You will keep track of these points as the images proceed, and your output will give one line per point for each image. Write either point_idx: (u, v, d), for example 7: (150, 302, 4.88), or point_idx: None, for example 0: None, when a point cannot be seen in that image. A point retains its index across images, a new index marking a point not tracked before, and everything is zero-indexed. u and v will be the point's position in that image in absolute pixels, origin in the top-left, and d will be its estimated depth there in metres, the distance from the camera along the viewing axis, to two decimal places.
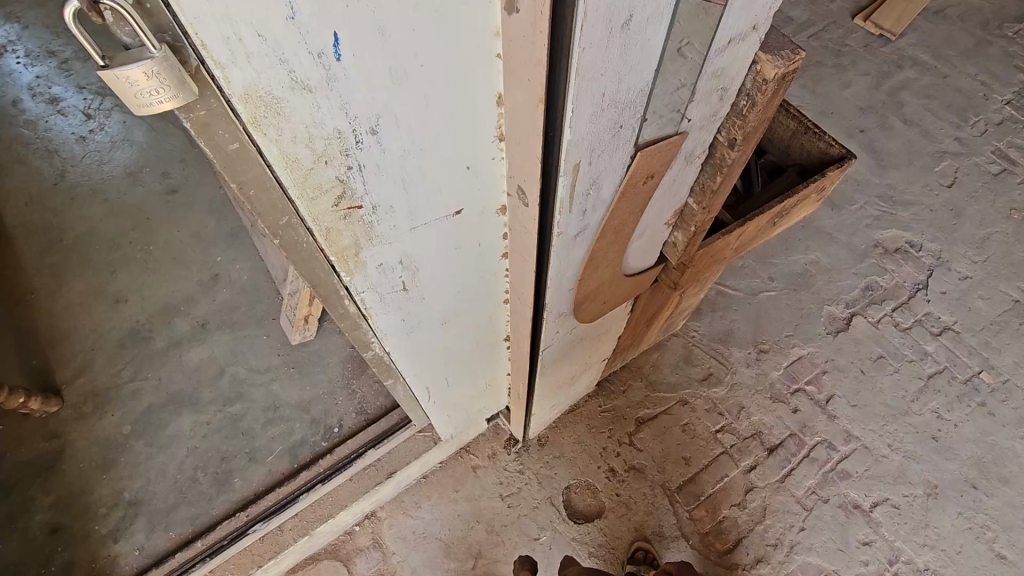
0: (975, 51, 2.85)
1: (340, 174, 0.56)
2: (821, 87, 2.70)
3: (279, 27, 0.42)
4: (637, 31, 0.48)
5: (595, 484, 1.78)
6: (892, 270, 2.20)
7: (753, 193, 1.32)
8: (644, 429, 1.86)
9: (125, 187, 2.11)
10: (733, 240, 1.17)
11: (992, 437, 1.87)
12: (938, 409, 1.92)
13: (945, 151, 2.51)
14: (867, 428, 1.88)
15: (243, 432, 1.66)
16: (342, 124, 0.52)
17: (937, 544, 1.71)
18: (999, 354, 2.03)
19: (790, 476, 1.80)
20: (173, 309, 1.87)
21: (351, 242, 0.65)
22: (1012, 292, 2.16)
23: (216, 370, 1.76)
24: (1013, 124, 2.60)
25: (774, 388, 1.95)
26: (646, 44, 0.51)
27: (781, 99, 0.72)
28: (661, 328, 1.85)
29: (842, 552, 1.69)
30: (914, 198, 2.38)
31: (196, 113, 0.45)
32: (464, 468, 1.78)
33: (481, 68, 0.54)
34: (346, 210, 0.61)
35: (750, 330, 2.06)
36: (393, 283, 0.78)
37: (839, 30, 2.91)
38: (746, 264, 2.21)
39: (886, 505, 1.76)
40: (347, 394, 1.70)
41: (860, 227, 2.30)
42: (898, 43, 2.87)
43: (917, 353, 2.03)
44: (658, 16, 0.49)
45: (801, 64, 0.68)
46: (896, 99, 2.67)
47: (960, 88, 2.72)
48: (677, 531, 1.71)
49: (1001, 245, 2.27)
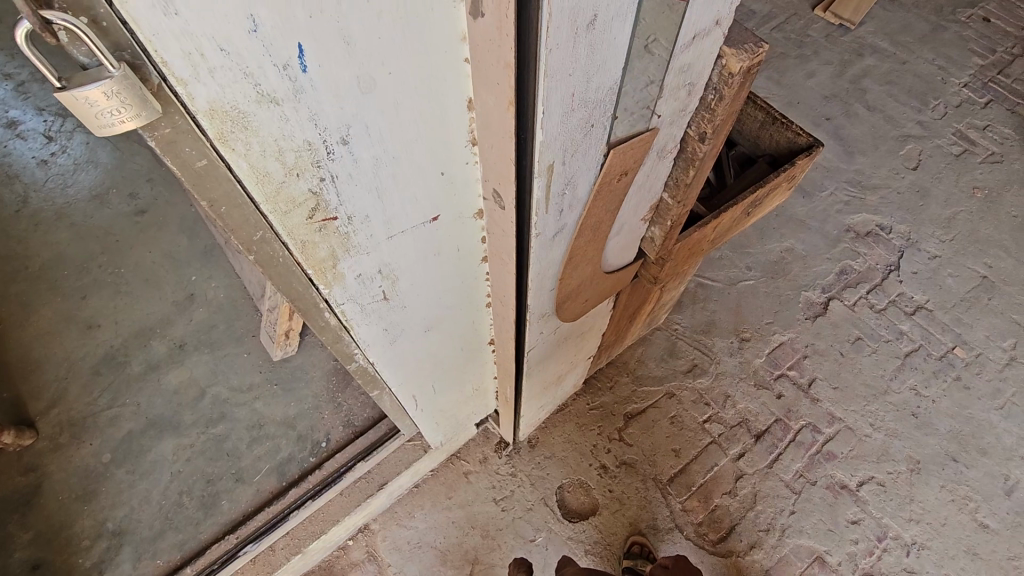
0: (931, 36, 2.93)
1: (313, 186, 0.56)
2: (786, 78, 2.76)
3: (242, 41, 0.42)
4: (602, 30, 0.49)
5: (588, 482, 1.78)
6: (865, 253, 2.26)
7: (726, 184, 1.34)
8: (632, 424, 1.88)
9: (92, 210, 2.06)
10: (709, 232, 1.18)
11: (968, 410, 1.93)
12: (915, 386, 1.97)
13: (909, 135, 2.58)
14: (849, 409, 1.92)
15: (228, 453, 1.62)
16: (312, 136, 0.51)
17: (923, 518, 1.75)
18: (971, 329, 2.09)
19: (778, 461, 1.83)
20: (149, 331, 1.83)
21: (327, 255, 0.65)
22: (980, 268, 2.22)
23: (197, 391, 1.72)
24: (971, 106, 2.68)
25: (758, 375, 1.98)
26: (612, 43, 0.51)
27: (748, 91, 0.73)
28: (644, 323, 1.87)
29: (832, 533, 1.72)
30: (882, 182, 2.44)
31: (161, 131, 0.44)
32: (456, 475, 1.77)
33: (449, 73, 0.54)
34: (321, 222, 0.60)
35: (731, 319, 2.09)
36: (373, 293, 0.77)
37: (800, 22, 2.98)
38: (723, 255, 2.24)
39: (871, 483, 1.80)
40: (333, 407, 1.69)
41: (831, 213, 2.36)
42: (858, 32, 2.95)
43: (893, 333, 2.08)
44: (622, 14, 0.49)
45: (764, 57, 0.69)
46: (858, 86, 2.74)
47: (919, 73, 2.80)
48: (671, 523, 1.73)
49: (966, 223, 2.34)
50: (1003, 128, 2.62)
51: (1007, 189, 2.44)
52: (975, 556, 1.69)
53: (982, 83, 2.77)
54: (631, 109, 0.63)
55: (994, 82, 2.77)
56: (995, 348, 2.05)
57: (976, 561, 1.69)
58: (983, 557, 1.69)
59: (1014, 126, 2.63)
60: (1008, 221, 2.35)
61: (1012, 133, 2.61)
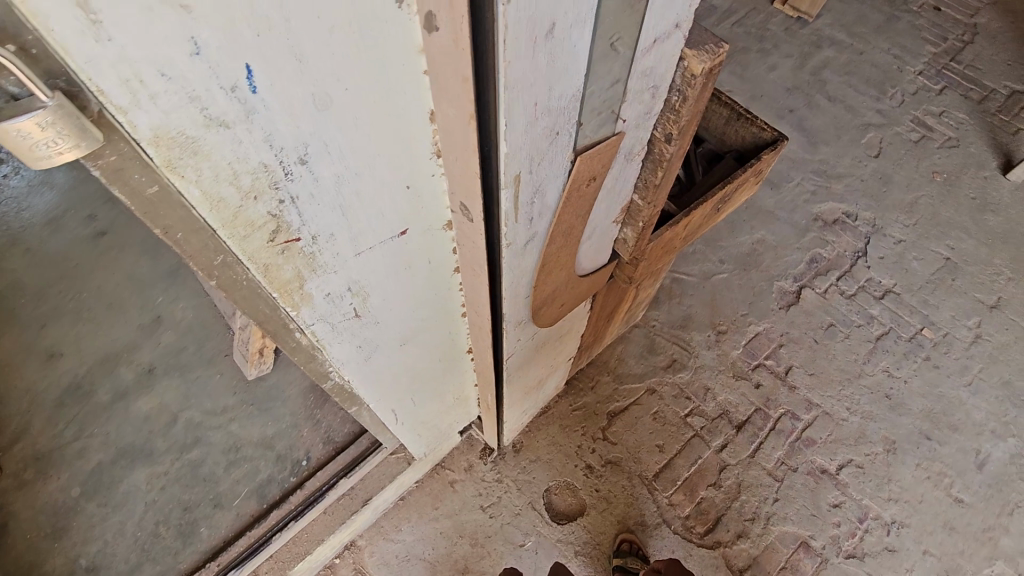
0: (885, 26, 3.02)
1: (272, 208, 0.54)
2: (749, 72, 2.80)
3: (184, 64, 0.40)
4: (561, 39, 0.48)
5: (575, 483, 1.78)
6: (833, 241, 2.31)
7: (695, 181, 1.35)
8: (616, 422, 1.89)
9: (48, 235, 1.98)
10: (680, 230, 1.19)
11: (939, 389, 1.98)
12: (887, 368, 2.02)
13: (869, 123, 2.65)
14: (825, 394, 1.96)
15: (204, 478, 1.58)
16: (268, 158, 0.49)
17: (900, 497, 1.79)
18: (937, 310, 2.15)
19: (760, 450, 1.85)
20: (115, 358, 1.77)
21: (292, 276, 0.63)
22: (943, 250, 2.29)
23: (169, 417, 1.67)
24: (927, 93, 2.76)
25: (736, 366, 2.01)
26: (572, 51, 0.51)
27: (711, 91, 0.74)
28: (622, 322, 1.89)
29: (815, 517, 1.75)
30: (845, 171, 2.50)
31: (105, 159, 0.43)
32: (442, 484, 1.76)
33: (408, 87, 0.53)
34: (283, 244, 0.58)
35: (708, 313, 2.12)
36: (344, 311, 0.75)
37: (760, 16, 3.04)
38: (696, 249, 2.27)
39: (850, 466, 1.84)
40: (312, 425, 1.65)
41: (799, 203, 2.40)
42: (815, 24, 3.01)
43: (863, 318, 2.12)
44: (581, 22, 0.48)
45: (725, 57, 0.70)
46: (819, 78, 2.80)
47: (876, 62, 2.87)
48: (658, 518, 1.74)
49: (927, 207, 2.40)
50: (958, 113, 2.71)
51: (964, 172, 2.51)
52: (952, 531, 1.74)
53: (936, 71, 2.85)
54: (595, 114, 0.62)
55: (947, 69, 2.86)
56: (961, 327, 2.11)
57: (953, 535, 1.73)
58: (960, 531, 1.74)
59: (968, 111, 2.71)
60: (967, 203, 2.42)
61: (966, 118, 2.69)
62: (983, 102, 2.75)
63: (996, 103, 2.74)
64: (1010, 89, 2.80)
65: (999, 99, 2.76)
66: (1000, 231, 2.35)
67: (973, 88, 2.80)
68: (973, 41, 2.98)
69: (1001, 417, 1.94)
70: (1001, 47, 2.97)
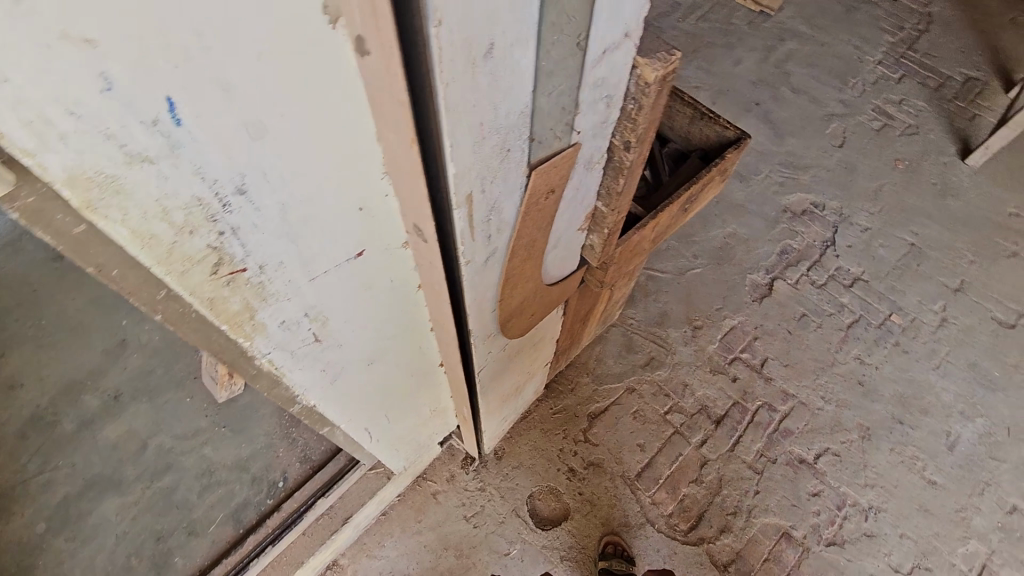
0: (845, 18, 3.07)
1: (211, 242, 0.51)
2: (715, 67, 2.82)
3: (95, 101, 0.37)
4: (502, 57, 0.46)
5: (558, 487, 1.78)
6: (802, 231, 2.33)
7: (662, 181, 1.35)
8: (596, 424, 1.89)
9: (2, 259, 1.90)
10: (648, 233, 1.19)
11: (909, 373, 2.03)
12: (859, 355, 2.06)
13: (833, 114, 2.69)
14: (800, 384, 1.99)
15: (177, 505, 1.53)
16: (201, 191, 0.47)
17: (876, 482, 1.83)
18: (905, 295, 2.19)
19: (739, 443, 1.87)
20: (79, 385, 1.71)
21: (241, 307, 0.60)
22: (908, 236, 2.33)
23: (138, 444, 1.62)
24: (887, 82, 2.82)
25: (713, 361, 2.02)
26: (516, 68, 0.49)
27: (666, 98, 0.73)
28: (599, 323, 1.88)
29: (795, 507, 1.77)
30: (812, 161, 2.53)
31: (23, 200, 0.41)
32: (424, 497, 1.74)
33: (348, 110, 0.51)
34: (228, 276, 0.56)
35: (684, 309, 2.13)
36: (302, 337, 0.73)
37: (723, 10, 3.06)
38: (670, 245, 2.27)
39: (827, 454, 1.87)
40: (288, 444, 1.61)
41: (769, 195, 2.43)
42: (778, 17, 3.05)
43: (835, 306, 2.16)
44: (522, 40, 0.47)
45: (678, 64, 0.69)
46: (783, 70, 2.83)
47: (837, 53, 2.92)
48: (642, 518, 1.74)
49: (892, 194, 2.45)
50: (917, 101, 2.76)
51: (925, 159, 2.57)
52: (927, 513, 1.78)
53: (894, 60, 2.91)
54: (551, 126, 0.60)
55: (905, 58, 2.92)
56: (927, 311, 2.16)
57: (928, 517, 1.78)
58: (934, 513, 1.78)
59: (926, 99, 2.77)
60: (929, 188, 2.48)
61: (925, 105, 2.75)
62: (941, 90, 2.81)
63: (952, 90, 2.81)
64: (965, 76, 2.87)
65: (955, 86, 2.82)
66: (961, 215, 2.40)
67: (930, 76, 2.86)
68: (928, 30, 3.05)
69: (968, 398, 1.99)
70: (955, 35, 3.04)
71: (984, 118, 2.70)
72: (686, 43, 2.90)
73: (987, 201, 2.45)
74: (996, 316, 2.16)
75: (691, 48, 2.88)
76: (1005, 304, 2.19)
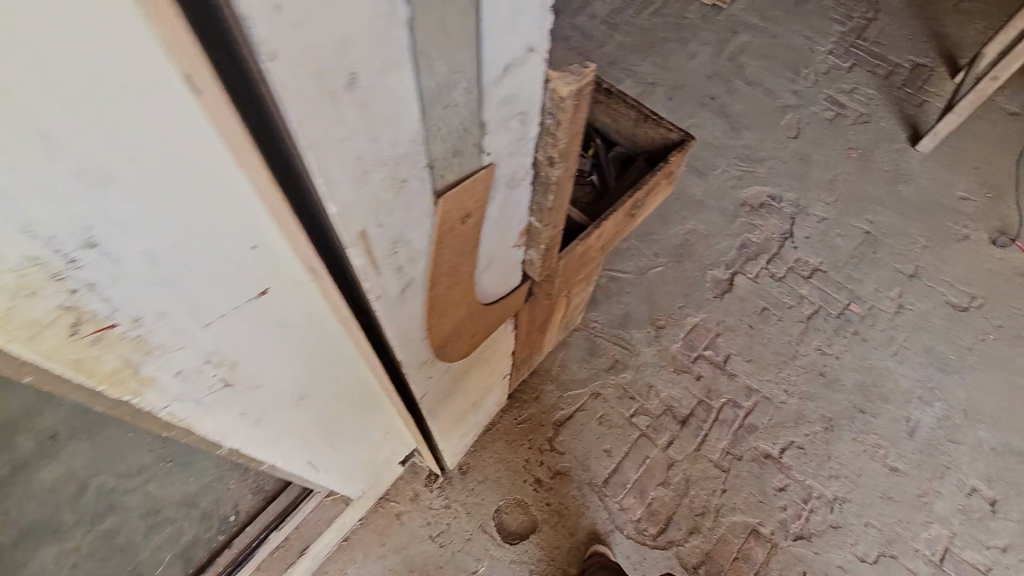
0: (795, 9, 3.08)
1: (61, 301, 0.46)
2: (670, 62, 2.81)
3: None
4: (371, 86, 0.42)
5: (525, 499, 1.75)
6: (760, 225, 2.34)
7: (609, 187, 1.32)
8: (562, 431, 1.86)
9: None
10: (593, 242, 1.15)
11: (868, 361, 2.05)
12: (820, 346, 2.07)
13: (787, 105, 2.70)
14: (763, 379, 1.99)
15: (121, 548, 1.46)
16: (33, 251, 0.41)
17: (841, 473, 1.84)
18: (862, 284, 2.21)
19: (705, 442, 1.87)
20: (12, 426, 1.61)
21: (118, 363, 0.54)
22: (864, 225, 2.35)
23: (77, 486, 1.53)
24: (838, 72, 2.84)
25: (677, 360, 2.01)
26: (395, 96, 0.45)
27: (587, 112, 0.69)
28: (559, 328, 1.85)
29: (762, 504, 1.77)
30: (769, 153, 2.53)
31: None
32: (387, 519, 1.69)
33: (202, 144, 0.44)
34: (93, 333, 0.50)
35: (646, 309, 2.11)
36: (208, 383, 0.67)
37: (676, 4, 3.04)
38: (631, 245, 2.25)
39: (791, 448, 1.87)
40: (239, 475, 1.54)
41: (726, 190, 2.42)
42: (730, 10, 3.04)
43: (794, 299, 2.16)
44: (395, 65, 0.42)
45: (594, 78, 0.65)
46: (736, 63, 2.83)
47: (789, 45, 2.92)
48: (611, 525, 1.73)
49: (846, 183, 2.46)
50: (867, 89, 2.79)
51: (878, 147, 2.59)
52: (890, 500, 1.80)
53: (844, 50, 2.93)
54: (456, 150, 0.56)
55: (855, 47, 2.95)
56: (883, 298, 2.18)
57: (891, 504, 1.80)
58: (897, 500, 1.80)
59: (876, 87, 2.80)
60: (882, 175, 2.50)
61: (875, 93, 2.77)
62: (890, 77, 2.84)
63: (901, 78, 2.84)
64: (913, 63, 2.90)
65: (904, 73, 2.85)
66: (914, 201, 2.43)
67: (879, 64, 2.89)
68: (876, 18, 3.08)
69: (926, 383, 2.02)
70: (902, 23, 3.08)
71: (932, 104, 2.74)
72: (640, 38, 2.88)
73: (939, 186, 2.48)
74: (950, 300, 2.20)
75: (645, 44, 2.86)
76: (958, 288, 2.22)
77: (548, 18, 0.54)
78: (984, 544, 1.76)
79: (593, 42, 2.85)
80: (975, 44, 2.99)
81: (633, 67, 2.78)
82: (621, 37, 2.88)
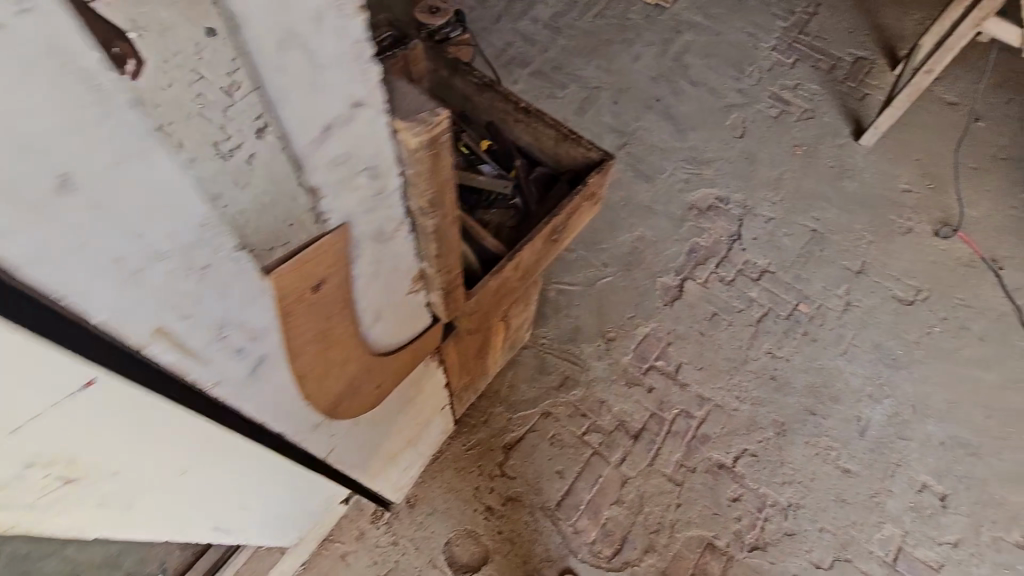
0: (738, 4, 3.05)
1: None
2: (614, 64, 2.76)
3: None
4: (108, 174, 0.43)
5: (476, 529, 1.70)
6: (709, 228, 2.31)
7: (533, 210, 1.28)
8: (513, 455, 1.81)
9: None
10: (513, 274, 1.11)
11: (819, 362, 2.04)
12: (770, 349, 2.05)
13: (732, 104, 2.67)
14: (715, 387, 1.97)
15: None
16: None
17: (794, 478, 1.83)
18: (810, 283, 2.21)
19: (658, 456, 1.84)
20: None
21: None
22: (810, 223, 2.35)
23: None
24: (781, 68, 2.81)
25: (628, 373, 1.98)
26: (154, 178, 0.46)
27: (447, 156, 0.71)
28: (504, 349, 1.80)
29: (716, 516, 1.76)
30: (715, 154, 2.51)
31: None
32: (332, 560, 1.63)
33: None
34: None
35: (596, 321, 2.07)
36: (34, 486, 0.61)
37: (619, 5, 2.99)
38: (579, 255, 2.20)
39: (745, 456, 1.86)
40: None
41: (674, 194, 2.39)
42: (673, 9, 3.00)
43: (744, 302, 2.15)
44: (134, 147, 0.44)
45: (446, 125, 0.67)
46: (681, 63, 2.79)
47: (733, 41, 2.89)
48: (565, 549, 1.69)
49: (792, 181, 2.45)
50: (811, 85, 2.77)
51: (822, 143, 2.58)
52: (843, 503, 1.80)
53: (787, 45, 2.92)
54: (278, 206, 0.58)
55: (797, 42, 2.93)
56: (832, 296, 2.18)
57: (844, 507, 1.79)
58: (850, 502, 1.80)
59: (820, 82, 2.78)
60: (827, 171, 2.49)
61: (818, 88, 2.76)
62: (832, 72, 2.83)
63: (843, 72, 2.83)
64: (854, 56, 2.90)
65: (846, 67, 2.85)
66: (859, 196, 2.43)
67: (822, 58, 2.88)
68: (817, 12, 3.07)
69: (875, 380, 2.03)
70: (843, 15, 3.07)
71: (874, 97, 2.75)
72: (583, 42, 2.83)
73: (882, 179, 2.49)
74: (896, 294, 2.21)
75: (588, 47, 2.80)
76: (904, 282, 2.23)
77: (368, 76, 0.57)
78: (936, 541, 1.77)
79: (536, 47, 2.79)
80: (914, 34, 3.00)
81: (577, 71, 2.73)
82: (564, 41, 2.82)
